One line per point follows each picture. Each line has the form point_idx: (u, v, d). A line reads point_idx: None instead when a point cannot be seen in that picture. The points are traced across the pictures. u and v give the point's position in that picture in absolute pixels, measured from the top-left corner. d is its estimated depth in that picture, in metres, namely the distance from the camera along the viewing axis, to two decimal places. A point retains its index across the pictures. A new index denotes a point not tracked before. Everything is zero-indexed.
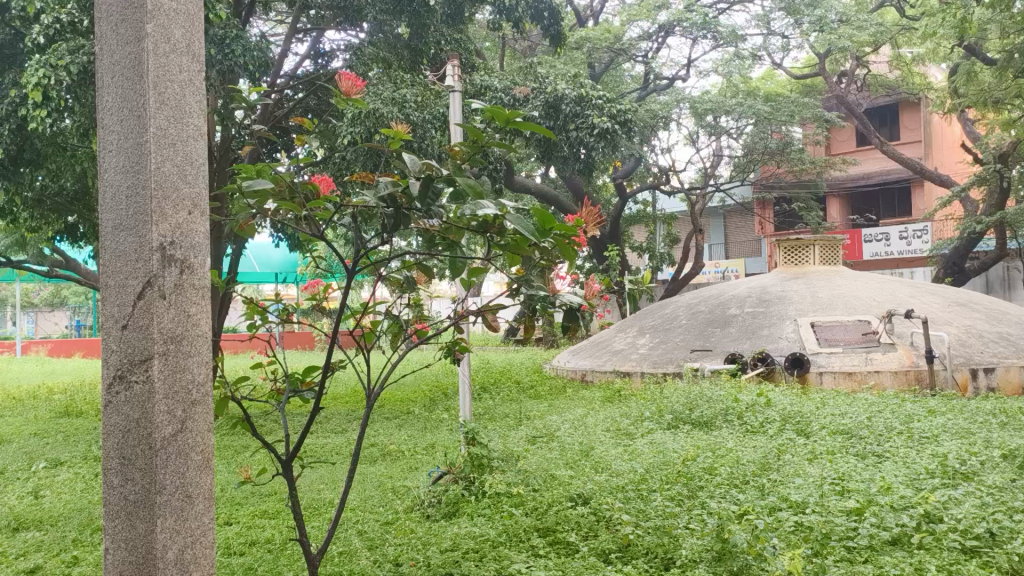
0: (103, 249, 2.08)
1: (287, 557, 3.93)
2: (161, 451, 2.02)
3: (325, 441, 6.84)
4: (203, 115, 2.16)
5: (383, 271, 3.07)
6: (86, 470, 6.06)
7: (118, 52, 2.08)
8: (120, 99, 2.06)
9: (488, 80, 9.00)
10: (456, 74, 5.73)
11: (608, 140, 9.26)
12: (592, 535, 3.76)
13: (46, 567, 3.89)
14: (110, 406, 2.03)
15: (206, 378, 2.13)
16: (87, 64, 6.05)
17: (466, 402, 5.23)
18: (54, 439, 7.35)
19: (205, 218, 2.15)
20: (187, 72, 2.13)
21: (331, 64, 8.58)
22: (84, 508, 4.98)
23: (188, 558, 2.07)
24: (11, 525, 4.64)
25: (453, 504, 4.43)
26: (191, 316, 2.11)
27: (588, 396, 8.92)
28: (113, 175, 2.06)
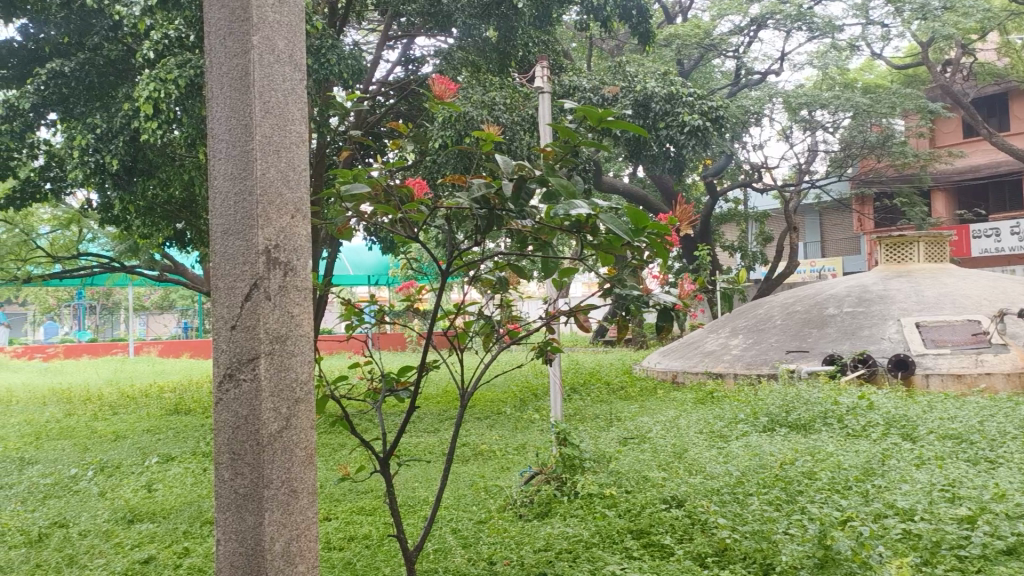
0: (212, 253, 2.17)
1: (384, 553, 4.02)
2: (268, 447, 2.10)
3: (421, 441, 6.96)
4: (305, 123, 2.24)
5: (476, 272, 3.10)
6: (196, 465, 6.34)
7: (225, 64, 2.16)
8: (228, 109, 2.15)
9: (577, 80, 8.97)
10: (545, 75, 5.74)
11: (699, 138, 9.13)
12: (687, 538, 3.71)
13: (159, 558, 4.09)
14: (220, 403, 2.12)
15: (309, 376, 2.21)
16: (195, 77, 6.34)
17: (557, 402, 5.24)
18: (166, 435, 7.71)
19: (306, 222, 2.22)
20: (290, 82, 2.21)
21: (421, 69, 8.74)
22: (194, 502, 5.21)
23: (293, 551, 2.15)
24: (128, 517, 4.89)
25: (546, 504, 4.45)
26: (295, 316, 2.18)
27: (679, 398, 8.80)
28: (221, 182, 2.15)
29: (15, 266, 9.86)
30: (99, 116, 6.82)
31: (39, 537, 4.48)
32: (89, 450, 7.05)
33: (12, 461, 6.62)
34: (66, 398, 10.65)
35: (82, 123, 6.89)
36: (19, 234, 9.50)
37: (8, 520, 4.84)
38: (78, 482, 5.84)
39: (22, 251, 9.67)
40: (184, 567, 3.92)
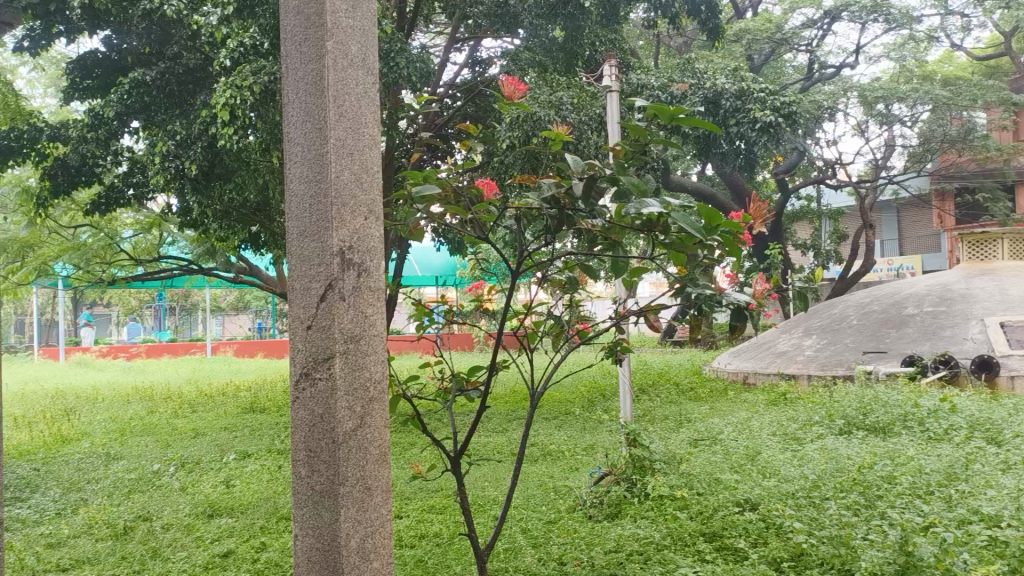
0: (289, 254, 2.22)
1: (455, 551, 4.05)
2: (343, 445, 2.13)
3: (490, 440, 6.99)
4: (377, 126, 2.28)
5: (546, 271, 3.10)
6: (271, 461, 6.50)
7: (301, 69, 2.21)
8: (303, 114, 2.20)
9: (644, 79, 8.88)
10: (613, 74, 5.70)
11: (771, 134, 8.95)
12: (761, 542, 3.64)
13: (237, 552, 4.21)
14: (297, 402, 2.17)
15: (382, 376, 2.24)
16: (269, 83, 6.49)
17: (626, 403, 5.19)
18: (242, 432, 7.92)
19: (379, 223, 2.25)
20: (363, 86, 2.25)
21: (488, 71, 8.77)
22: (270, 497, 5.34)
23: (368, 547, 2.18)
24: (208, 511, 5.04)
25: (616, 505, 4.43)
26: (368, 316, 2.21)
27: (751, 399, 8.65)
28: (297, 185, 2.20)
29: (100, 269, 10.26)
30: (179, 123, 7.06)
31: (125, 529, 4.66)
32: (170, 446, 7.29)
33: (99, 456, 6.89)
34: (148, 395, 11.04)
35: (163, 129, 7.14)
36: (104, 238, 9.87)
37: (96, 513, 5.04)
38: (160, 477, 6.04)
39: (106, 254, 10.04)
40: (261, 561, 4.02)
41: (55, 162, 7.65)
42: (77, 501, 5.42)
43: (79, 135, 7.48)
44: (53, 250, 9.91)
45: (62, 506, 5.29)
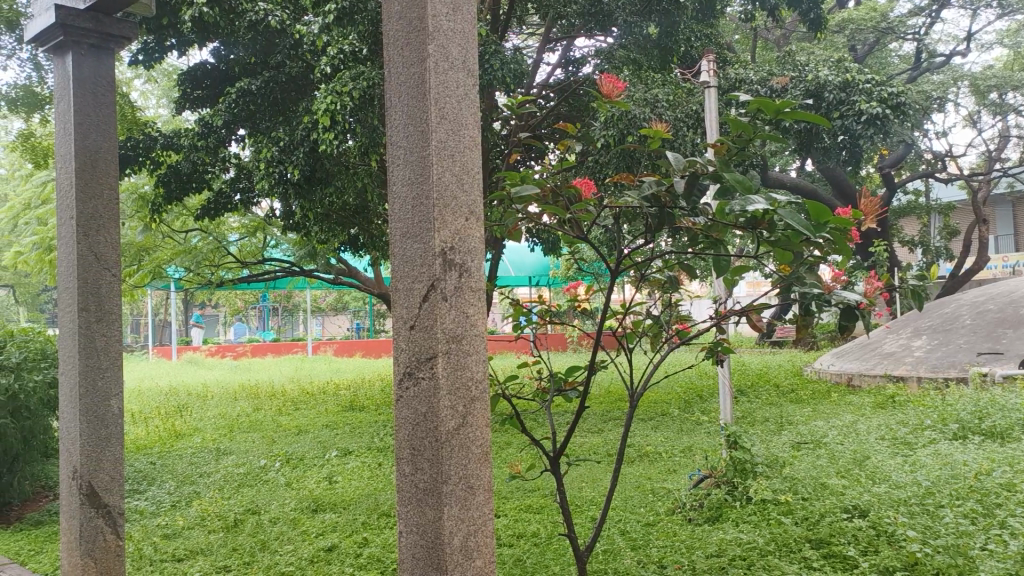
0: (393, 255, 2.26)
1: (553, 551, 4.06)
2: (446, 444, 2.15)
3: (587, 441, 6.96)
4: (478, 127, 2.30)
5: (644, 271, 3.05)
6: (371, 458, 6.65)
7: (404, 73, 2.25)
8: (406, 117, 2.23)
9: (743, 73, 8.68)
10: (711, 69, 5.58)
11: (878, 127, 8.61)
12: (872, 550, 3.50)
13: (341, 547, 4.32)
14: (401, 401, 2.21)
15: (484, 375, 2.26)
16: (368, 88, 6.61)
17: (726, 405, 5.06)
18: (343, 430, 8.14)
19: (480, 224, 2.27)
20: (464, 87, 2.27)
21: (581, 70, 8.75)
22: (371, 494, 5.46)
23: (471, 545, 2.20)
24: (312, 506, 5.19)
25: (716, 509, 4.34)
26: (470, 317, 2.23)
27: (856, 401, 8.35)
28: (401, 187, 2.24)
29: (209, 272, 10.70)
30: (282, 130, 7.30)
31: (235, 522, 4.84)
32: (276, 442, 7.54)
33: (210, 451, 7.19)
34: (254, 393, 11.47)
35: (267, 136, 7.40)
36: (213, 242, 10.29)
37: (208, 505, 5.27)
38: (267, 472, 6.27)
39: (215, 257, 10.47)
40: (364, 556, 4.12)
41: (168, 169, 8.03)
42: (190, 493, 5.67)
43: (191, 144, 7.84)
44: (166, 253, 10.40)
45: (177, 498, 5.55)
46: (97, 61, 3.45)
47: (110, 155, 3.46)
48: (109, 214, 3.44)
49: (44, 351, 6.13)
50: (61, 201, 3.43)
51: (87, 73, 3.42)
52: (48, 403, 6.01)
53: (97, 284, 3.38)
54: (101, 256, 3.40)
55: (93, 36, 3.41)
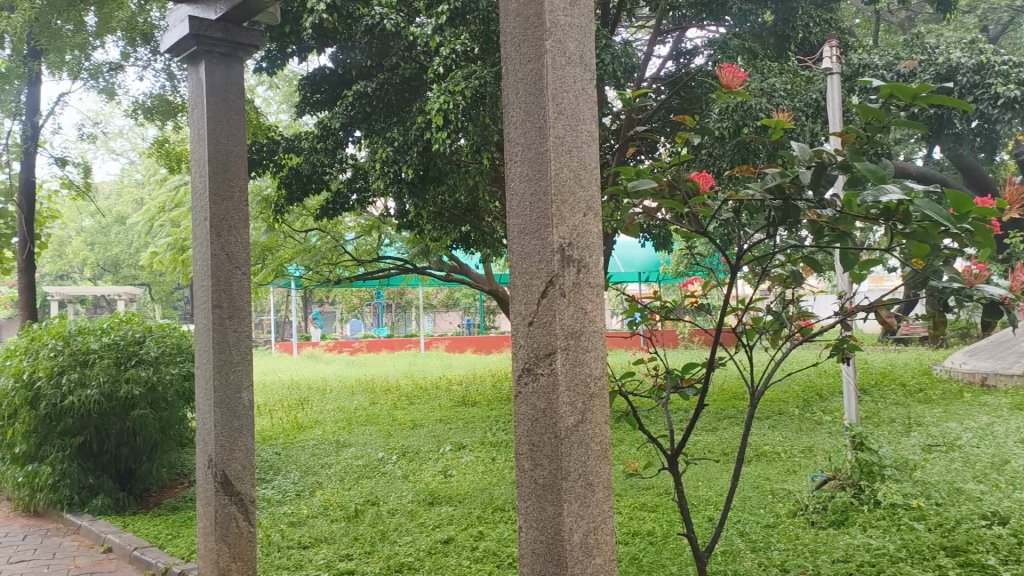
0: (511, 251, 2.27)
1: (669, 550, 4.00)
2: (565, 440, 2.15)
3: (703, 439, 6.82)
4: (595, 122, 2.28)
5: (766, 266, 2.95)
6: (484, 453, 6.72)
7: (521, 70, 2.25)
8: (524, 114, 2.24)
9: (866, 58, 8.30)
10: (834, 55, 5.34)
11: (1017, 110, 8.11)
12: (1014, 560, 3.29)
13: (457, 539, 4.39)
14: (520, 397, 2.22)
15: (604, 372, 2.24)
16: (480, 87, 6.60)
17: (850, 404, 4.86)
18: (457, 425, 8.26)
19: (598, 219, 2.25)
20: (581, 83, 2.26)
21: (693, 61, 8.57)
22: (485, 489, 5.52)
23: (591, 543, 2.18)
24: (429, 499, 5.29)
25: (842, 512, 4.18)
26: (588, 313, 2.22)
27: (991, 402, 7.87)
28: (518, 183, 2.25)
29: (328, 270, 11.07)
30: (396, 130, 7.40)
31: (356, 512, 5.00)
32: (392, 436, 7.73)
33: (331, 442, 7.44)
34: (370, 387, 11.80)
35: (382, 137, 7.53)
36: (330, 241, 10.64)
37: (331, 496, 5.46)
38: (384, 465, 6.43)
39: (332, 256, 10.82)
40: (480, 549, 4.19)
41: (290, 171, 8.33)
42: (313, 483, 5.88)
43: (310, 146, 8.15)
44: (288, 252, 10.80)
45: (301, 488, 5.77)
46: (227, 69, 3.61)
47: (240, 160, 3.62)
48: (239, 215, 3.60)
49: (179, 345, 6.50)
50: (196, 204, 3.61)
51: (219, 81, 3.59)
52: (183, 395, 6.36)
53: (229, 282, 3.54)
54: (232, 255, 3.57)
55: (223, 45, 3.58)
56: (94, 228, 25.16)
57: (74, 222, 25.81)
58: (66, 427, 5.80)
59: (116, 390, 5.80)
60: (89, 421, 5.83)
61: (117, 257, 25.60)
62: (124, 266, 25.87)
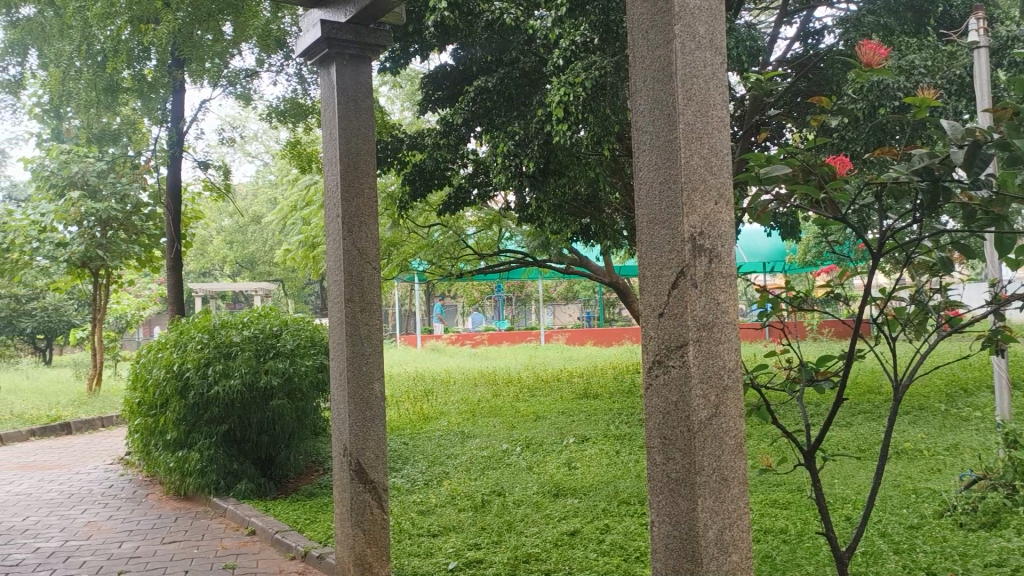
0: (640, 242, 2.24)
1: (805, 550, 3.86)
2: (699, 434, 2.10)
3: (837, 435, 6.55)
4: (726, 107, 2.21)
5: (912, 252, 2.78)
6: (609, 447, 6.68)
7: (648, 57, 2.21)
8: (652, 101, 2.20)
9: (1016, 29, 7.71)
10: (982, 27, 4.99)
11: None
12: None
13: (583, 531, 4.39)
14: (650, 389, 2.18)
15: (737, 364, 2.18)
16: (600, 77, 6.50)
17: (1002, 400, 4.57)
18: (580, 417, 8.26)
19: (730, 207, 2.19)
20: (711, 67, 2.19)
21: (821, 42, 8.22)
22: (610, 481, 5.49)
23: (727, 539, 2.13)
24: (553, 491, 5.32)
25: (993, 514, 3.93)
26: (721, 304, 2.16)
27: None
28: (647, 173, 2.21)
29: (450, 264, 11.26)
30: (517, 124, 7.43)
31: (483, 502, 5.07)
32: (515, 427, 7.81)
33: (456, 434, 7.57)
34: (492, 380, 11.97)
35: (502, 131, 7.54)
36: (452, 236, 10.79)
37: (457, 485, 5.57)
38: (509, 456, 6.49)
39: (454, 250, 11.01)
40: (606, 543, 4.17)
41: (414, 169, 8.51)
42: (440, 473, 6.00)
43: (434, 142, 8.33)
44: (413, 247, 11.04)
45: (429, 477, 5.90)
46: (357, 70, 3.72)
47: (369, 157, 3.73)
48: (369, 212, 3.71)
49: (313, 338, 6.79)
50: (328, 203, 3.74)
51: (349, 83, 3.71)
52: (318, 386, 6.63)
53: (360, 276, 3.66)
54: (363, 251, 3.68)
55: (353, 47, 3.69)
56: (232, 228, 26.59)
57: (215, 222, 27.35)
58: (212, 415, 6.14)
59: (257, 380, 6.11)
60: (233, 410, 6.15)
61: (254, 255, 26.95)
62: (260, 262, 27.25)
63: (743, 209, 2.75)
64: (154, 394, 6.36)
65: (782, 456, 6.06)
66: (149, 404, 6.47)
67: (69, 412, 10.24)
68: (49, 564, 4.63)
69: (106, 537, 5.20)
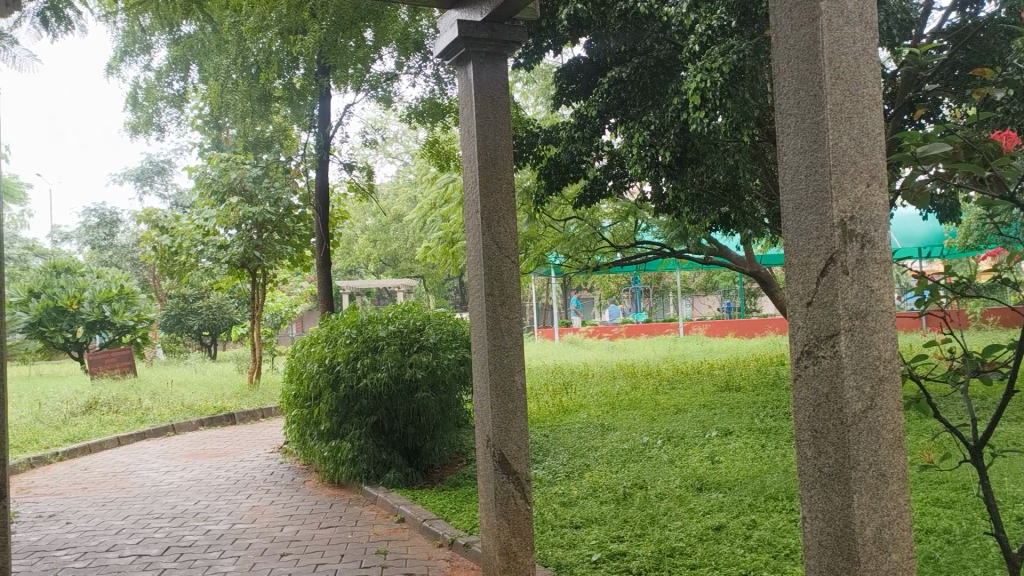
0: (785, 229, 2.16)
1: (972, 552, 3.64)
2: (853, 427, 2.01)
3: (1006, 430, 6.11)
4: (878, 84, 2.11)
5: None
6: (754, 440, 6.51)
7: (792, 36, 2.13)
8: (797, 82, 2.11)
9: None
10: None
11: None
12: None
13: (730, 527, 4.30)
14: (799, 381, 2.11)
15: (894, 354, 2.08)
16: (739, 61, 6.28)
17: None
18: (723, 410, 8.09)
19: (884, 190, 2.09)
20: (861, 42, 2.09)
21: (982, 10, 7.67)
22: (756, 476, 5.34)
23: (886, 538, 2.04)
24: (697, 484, 5.23)
25: None
26: (875, 291, 2.07)
27: None
28: (791, 157, 2.13)
29: (587, 257, 11.28)
30: (653, 113, 7.33)
31: (624, 495, 5.05)
32: (656, 421, 7.73)
33: (596, 426, 7.57)
34: (631, 372, 11.89)
35: (638, 122, 7.45)
36: (588, 229, 10.77)
37: (599, 478, 5.57)
38: (650, 449, 6.43)
39: (591, 243, 11.01)
40: (754, 539, 4.07)
41: (549, 163, 8.60)
42: (582, 465, 6.03)
43: (569, 136, 8.33)
44: (549, 241, 11.12)
45: (570, 469, 5.94)
46: (493, 68, 3.78)
47: (507, 153, 3.78)
48: (508, 206, 3.76)
49: (454, 333, 6.97)
50: (468, 200, 3.82)
51: (486, 81, 3.77)
52: (460, 379, 6.81)
53: (500, 270, 3.72)
54: (502, 245, 3.73)
55: (490, 45, 3.75)
56: (375, 227, 27.55)
57: (359, 221, 28.44)
58: (362, 407, 6.41)
59: (403, 373, 6.33)
60: (380, 402, 6.40)
61: (396, 252, 27.91)
62: (402, 259, 28.18)
63: (896, 190, 2.61)
64: (309, 386, 6.71)
65: (946, 452, 5.71)
66: (304, 396, 6.82)
67: (233, 403, 10.94)
68: (219, 545, 4.97)
69: (269, 521, 5.52)
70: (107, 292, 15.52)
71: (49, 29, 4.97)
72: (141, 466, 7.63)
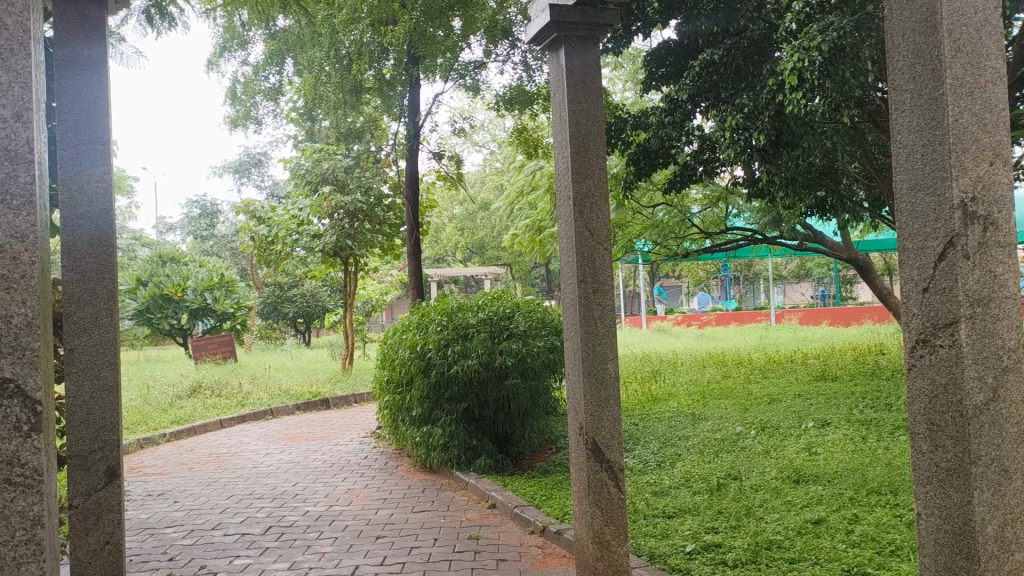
0: (899, 211, 2.06)
1: None
2: (974, 419, 1.90)
3: None
4: (1002, 57, 1.99)
5: None
6: (854, 432, 6.30)
7: (908, 8, 2.02)
8: (913, 56, 2.00)
9: None
10: None
11: None
12: None
13: (830, 521, 4.17)
14: (913, 371, 2.02)
15: (1018, 344, 1.96)
16: (838, 39, 5.97)
17: None
18: (820, 400, 7.85)
19: (1008, 168, 1.97)
20: (983, 12, 1.97)
21: None
22: (858, 469, 5.16)
23: (1009, 536, 1.93)
24: (793, 476, 5.09)
25: None
26: (998, 276, 1.95)
27: None
28: (906, 135, 2.03)
29: (676, 243, 11.11)
30: (746, 96, 7.11)
31: (718, 486, 4.96)
32: (749, 410, 7.56)
33: (687, 416, 7.45)
34: (722, 360, 11.65)
35: (730, 105, 7.27)
36: (678, 215, 10.59)
37: (692, 468, 5.49)
38: (744, 439, 6.29)
39: (680, 229, 10.83)
40: (856, 534, 3.93)
41: (639, 148, 8.49)
42: (674, 454, 5.94)
43: (659, 121, 8.18)
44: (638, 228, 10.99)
45: (662, 458, 5.87)
46: (585, 52, 3.73)
47: (599, 138, 3.73)
48: (600, 192, 3.71)
49: (544, 320, 6.97)
50: (560, 186, 3.79)
51: (577, 65, 3.72)
52: (550, 366, 6.81)
53: (592, 256, 3.67)
54: (595, 231, 3.69)
55: (582, 28, 3.70)
56: (462, 215, 27.79)
57: (447, 210, 28.74)
58: (452, 394, 6.48)
59: (493, 360, 6.37)
60: (471, 389, 6.46)
61: (483, 240, 28.09)
62: (489, 247, 28.35)
63: None
64: (401, 372, 6.81)
65: None
66: (396, 382, 6.93)
67: (328, 389, 11.22)
68: (317, 526, 5.09)
69: (364, 504, 5.64)
70: (208, 280, 16.12)
71: (154, 26, 5.16)
72: (242, 448, 7.90)
